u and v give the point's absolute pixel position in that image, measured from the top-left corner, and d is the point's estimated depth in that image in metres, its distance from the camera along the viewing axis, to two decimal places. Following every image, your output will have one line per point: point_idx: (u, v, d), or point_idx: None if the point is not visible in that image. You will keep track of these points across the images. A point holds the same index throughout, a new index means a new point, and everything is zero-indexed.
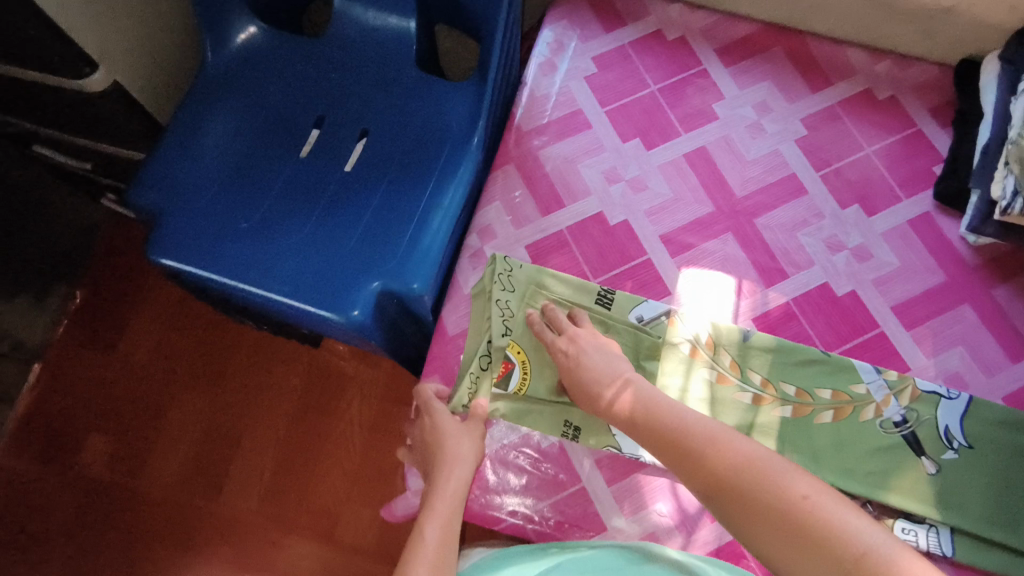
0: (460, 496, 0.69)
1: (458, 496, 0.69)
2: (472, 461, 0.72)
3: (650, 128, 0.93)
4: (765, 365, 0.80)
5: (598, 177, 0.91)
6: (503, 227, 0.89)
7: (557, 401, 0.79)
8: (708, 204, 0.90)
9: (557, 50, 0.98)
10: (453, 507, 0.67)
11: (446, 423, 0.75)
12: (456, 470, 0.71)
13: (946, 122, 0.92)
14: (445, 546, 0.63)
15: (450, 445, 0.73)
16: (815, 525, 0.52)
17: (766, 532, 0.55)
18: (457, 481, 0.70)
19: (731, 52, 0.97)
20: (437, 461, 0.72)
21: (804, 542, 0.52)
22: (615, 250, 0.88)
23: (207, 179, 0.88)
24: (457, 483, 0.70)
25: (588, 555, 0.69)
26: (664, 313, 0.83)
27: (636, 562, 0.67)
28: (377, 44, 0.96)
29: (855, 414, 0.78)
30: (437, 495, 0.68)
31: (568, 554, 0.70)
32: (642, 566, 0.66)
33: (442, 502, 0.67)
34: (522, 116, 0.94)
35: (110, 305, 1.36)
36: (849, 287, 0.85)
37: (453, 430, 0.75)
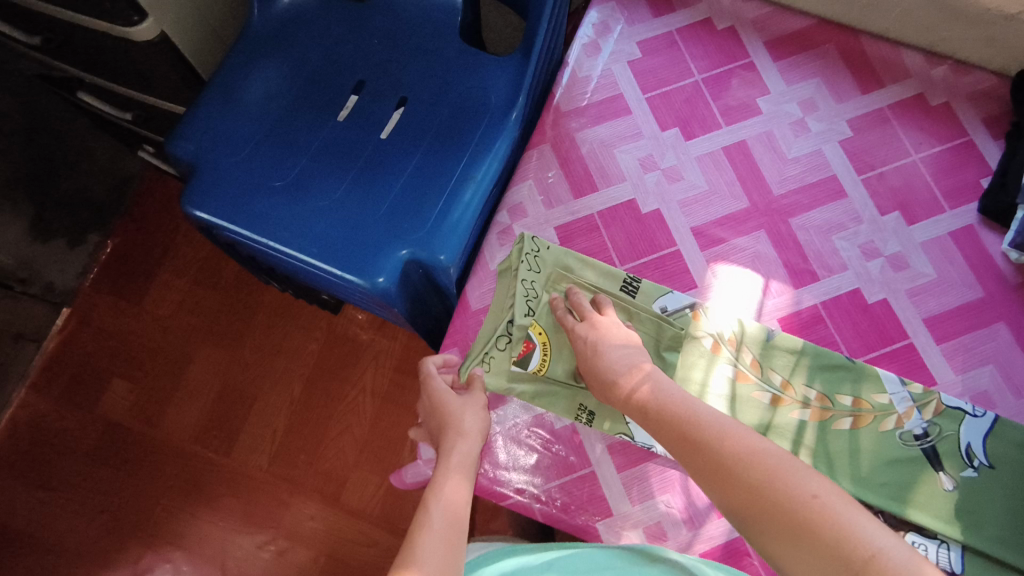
0: (467, 469, 0.69)
1: (467, 468, 0.69)
2: (477, 437, 0.72)
3: (691, 118, 0.92)
4: (787, 366, 0.79)
5: (633, 164, 0.90)
6: (534, 206, 0.89)
7: (574, 384, 0.79)
8: (743, 200, 0.88)
9: (602, 32, 0.97)
10: (461, 483, 0.67)
11: (448, 396, 0.75)
12: (463, 446, 0.71)
13: (999, 133, 0.89)
14: (455, 523, 0.63)
15: (458, 417, 0.73)
16: (818, 517, 0.53)
17: (766, 521, 0.55)
18: (465, 453, 0.70)
19: (781, 46, 0.95)
20: (443, 436, 0.72)
21: (807, 533, 0.53)
22: (644, 238, 0.87)
23: (244, 135, 0.88)
24: (464, 456, 0.70)
25: (587, 551, 0.70)
26: (688, 306, 0.82)
27: (631, 566, 0.68)
28: (422, 14, 0.95)
29: (876, 424, 0.77)
30: (443, 467, 0.68)
31: (565, 549, 0.71)
32: (642, 568, 0.68)
33: (450, 476, 0.67)
34: (562, 96, 0.93)
35: (140, 257, 1.39)
36: (881, 295, 0.84)
37: (457, 404, 0.74)
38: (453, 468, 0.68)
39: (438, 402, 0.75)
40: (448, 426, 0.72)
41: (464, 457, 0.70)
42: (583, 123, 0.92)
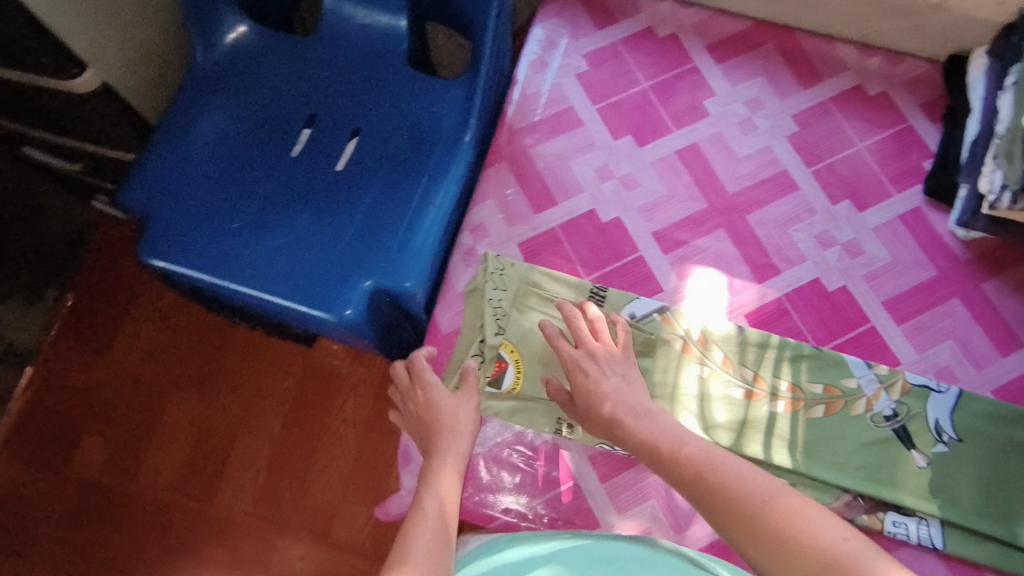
0: (459, 471, 0.69)
1: (459, 468, 0.69)
2: (469, 435, 0.73)
3: (642, 124, 0.93)
4: (757, 361, 0.81)
5: (590, 174, 0.91)
6: (496, 225, 0.88)
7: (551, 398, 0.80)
8: (700, 201, 0.90)
9: (548, 47, 0.97)
10: (451, 486, 0.67)
11: (439, 395, 0.75)
12: (456, 447, 0.71)
13: (936, 117, 0.92)
14: (446, 521, 0.63)
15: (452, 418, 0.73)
16: (820, 552, 0.51)
17: (754, 547, 0.55)
18: (458, 456, 0.70)
19: (723, 48, 0.97)
20: (435, 434, 0.72)
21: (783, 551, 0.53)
22: (607, 247, 0.88)
23: (198, 180, 0.87)
24: (455, 458, 0.70)
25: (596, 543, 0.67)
26: (656, 311, 0.83)
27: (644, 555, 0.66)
28: (367, 45, 0.96)
29: (846, 409, 0.79)
30: (438, 466, 0.69)
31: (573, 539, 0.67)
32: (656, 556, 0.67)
33: (440, 478, 0.67)
34: (514, 113, 0.93)
35: (100, 309, 1.35)
36: (841, 282, 0.86)
37: (450, 403, 0.75)
38: (448, 468, 0.69)
39: (429, 401, 0.75)
40: (441, 424, 0.73)
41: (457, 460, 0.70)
42: (537, 137, 0.92)
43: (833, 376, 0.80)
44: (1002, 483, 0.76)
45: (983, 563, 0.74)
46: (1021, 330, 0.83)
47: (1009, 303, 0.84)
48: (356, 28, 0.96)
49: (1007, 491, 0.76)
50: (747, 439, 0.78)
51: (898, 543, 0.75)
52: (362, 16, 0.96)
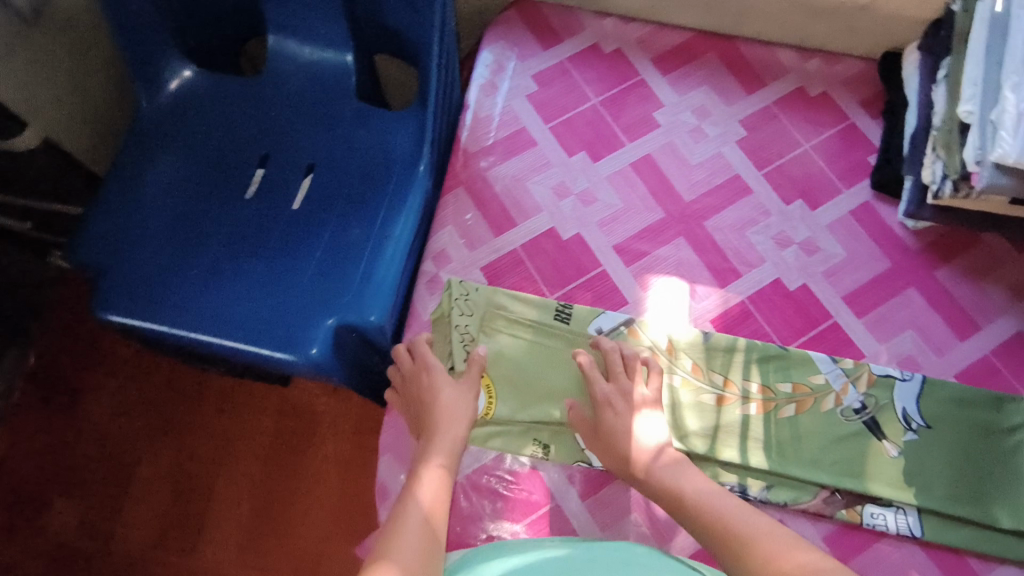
0: (451, 460, 0.70)
1: (453, 458, 0.70)
2: (465, 425, 0.74)
3: (595, 140, 0.94)
4: (725, 365, 0.82)
5: (547, 193, 0.91)
6: (457, 250, 0.88)
7: (526, 421, 0.80)
8: (658, 211, 0.91)
9: (497, 71, 0.98)
10: (441, 476, 0.67)
11: (440, 382, 0.76)
12: (451, 436, 0.72)
13: (876, 113, 0.95)
14: (438, 511, 0.63)
15: (444, 409, 0.74)
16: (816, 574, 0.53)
17: None
18: (450, 449, 0.71)
19: (667, 60, 0.99)
20: (432, 421, 0.73)
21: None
22: (570, 264, 0.88)
23: (153, 227, 0.86)
24: (447, 449, 0.70)
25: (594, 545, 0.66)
26: (623, 323, 0.83)
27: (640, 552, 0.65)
28: (314, 82, 0.96)
29: (816, 405, 0.80)
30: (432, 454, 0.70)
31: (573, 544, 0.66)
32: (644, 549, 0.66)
33: (432, 467, 0.68)
34: (467, 138, 0.94)
35: (62, 365, 1.32)
36: (801, 280, 0.87)
37: (449, 393, 0.75)
38: (441, 457, 0.70)
39: (428, 387, 0.76)
40: (439, 412, 0.74)
41: (450, 453, 0.70)
42: (492, 161, 0.93)
43: (803, 373, 0.81)
44: (972, 466, 0.77)
45: (963, 548, 0.75)
46: (977, 313, 0.85)
47: (962, 288, 0.86)
48: (303, 67, 0.96)
49: (978, 474, 0.77)
50: (722, 444, 0.78)
51: (878, 535, 0.76)
52: (307, 55, 0.96)
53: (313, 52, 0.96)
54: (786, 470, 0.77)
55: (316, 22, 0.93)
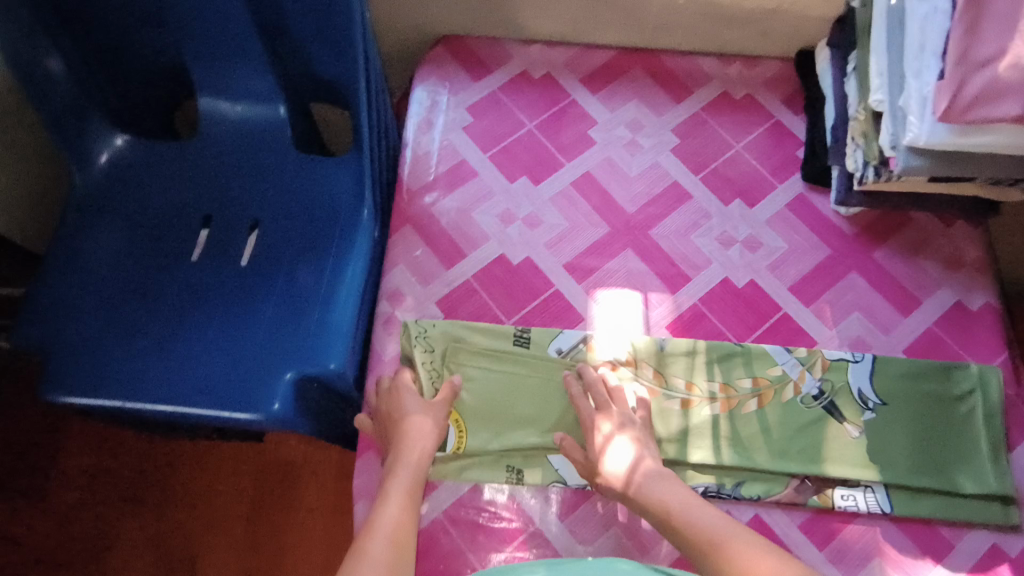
0: (417, 479, 0.71)
1: (418, 475, 0.72)
2: (432, 441, 0.75)
3: (535, 163, 0.96)
4: (685, 368, 0.83)
5: (493, 221, 0.93)
6: (411, 288, 0.88)
7: (498, 449, 0.79)
8: (603, 225, 0.93)
9: (431, 107, 0.99)
10: (406, 495, 0.69)
11: (407, 404, 0.77)
12: (417, 453, 0.73)
13: (798, 109, 1.00)
14: (403, 533, 0.64)
15: (410, 430, 0.74)
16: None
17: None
18: (415, 466, 0.72)
19: (596, 79, 1.02)
20: (398, 439, 0.74)
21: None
22: (523, 287, 0.89)
23: (99, 303, 0.84)
24: (413, 470, 0.72)
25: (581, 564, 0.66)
26: (581, 341, 0.84)
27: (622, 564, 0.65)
28: (248, 139, 0.96)
29: (777, 397, 0.82)
30: (397, 472, 0.71)
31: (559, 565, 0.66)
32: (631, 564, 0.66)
33: (396, 486, 0.69)
34: (409, 175, 0.95)
35: (4, 459, 1.23)
36: (748, 277, 0.90)
37: (414, 411, 0.76)
38: (406, 475, 0.71)
39: (396, 407, 0.77)
40: (402, 430, 0.75)
41: (415, 471, 0.72)
42: (436, 195, 0.94)
43: (761, 367, 0.83)
44: (930, 437, 0.80)
45: (933, 518, 0.78)
46: (916, 288, 0.89)
47: (898, 266, 0.90)
48: (234, 123, 0.96)
49: (936, 444, 0.80)
50: (692, 447, 0.79)
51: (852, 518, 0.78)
52: (237, 111, 0.97)
53: (243, 108, 0.97)
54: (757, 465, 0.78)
55: (244, 79, 0.94)
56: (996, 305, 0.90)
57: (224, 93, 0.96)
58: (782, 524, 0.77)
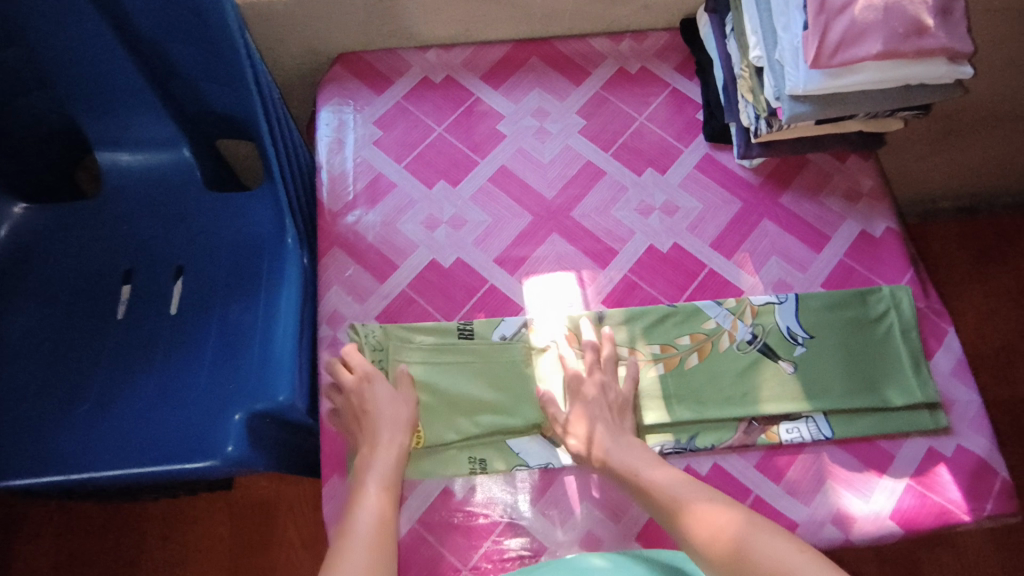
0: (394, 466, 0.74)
1: (396, 461, 0.74)
2: (406, 426, 0.77)
3: (451, 166, 0.97)
4: (627, 336, 0.86)
5: (418, 229, 0.93)
6: (349, 307, 0.87)
7: (457, 442, 0.80)
8: (526, 214, 0.94)
9: (340, 127, 0.99)
10: (386, 482, 0.72)
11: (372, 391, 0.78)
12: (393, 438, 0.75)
13: (692, 74, 1.04)
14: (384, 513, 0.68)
15: (380, 418, 0.76)
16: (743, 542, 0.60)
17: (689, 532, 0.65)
18: (391, 455, 0.75)
19: (496, 73, 1.04)
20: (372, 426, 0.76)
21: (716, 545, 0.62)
22: (459, 288, 0.89)
23: (26, 379, 0.81)
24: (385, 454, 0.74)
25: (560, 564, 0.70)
26: (523, 325, 0.86)
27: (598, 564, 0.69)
28: (155, 190, 0.94)
29: (715, 348, 0.86)
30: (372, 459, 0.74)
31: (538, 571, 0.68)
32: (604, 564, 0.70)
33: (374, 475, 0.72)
34: (327, 197, 0.94)
35: None
36: (671, 241, 0.93)
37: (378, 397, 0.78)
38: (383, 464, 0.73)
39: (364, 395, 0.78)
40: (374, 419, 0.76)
41: (393, 459, 0.74)
42: (352, 209, 0.94)
43: (695, 321, 0.87)
44: (858, 360, 0.86)
45: (870, 436, 0.83)
46: (824, 226, 0.95)
47: (806, 207, 0.96)
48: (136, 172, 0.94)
49: (865, 365, 0.85)
50: (646, 411, 0.83)
51: (799, 451, 0.83)
52: (139, 161, 0.94)
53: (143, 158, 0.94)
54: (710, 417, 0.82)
55: (141, 126, 0.92)
56: (897, 229, 0.96)
57: (123, 147, 0.94)
58: (739, 463, 0.82)
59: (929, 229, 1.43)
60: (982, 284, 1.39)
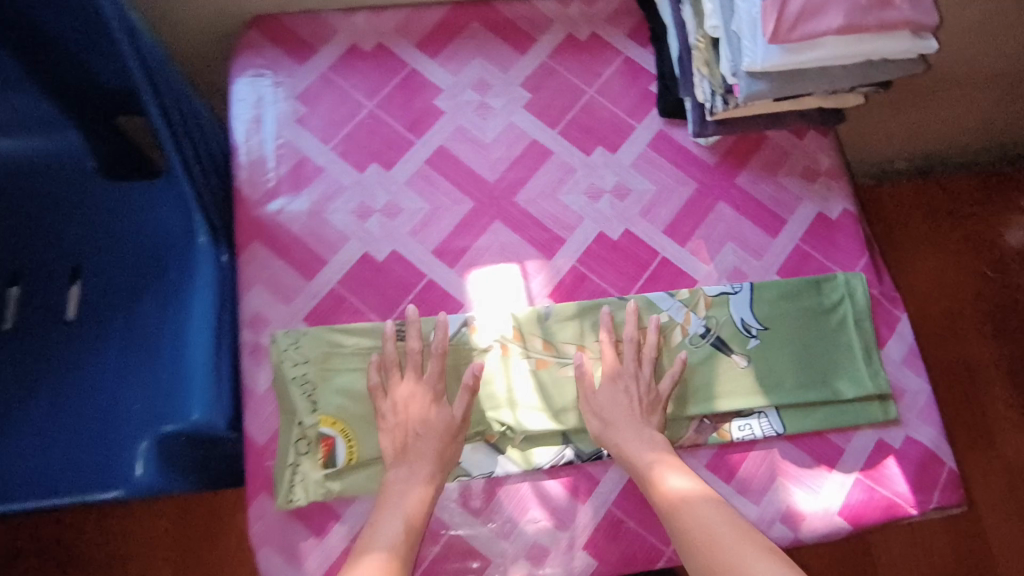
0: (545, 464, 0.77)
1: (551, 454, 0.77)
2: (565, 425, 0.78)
3: (606, 132, 0.92)
4: (780, 316, 0.85)
5: (582, 200, 0.88)
6: (513, 284, 0.83)
7: (680, 412, 0.81)
8: (690, 182, 0.91)
9: (483, 89, 0.91)
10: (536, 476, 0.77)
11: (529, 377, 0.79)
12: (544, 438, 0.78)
13: None
14: (528, 503, 0.76)
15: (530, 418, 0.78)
16: None
17: None
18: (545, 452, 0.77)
19: (643, 31, 0.97)
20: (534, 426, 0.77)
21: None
22: (630, 262, 0.86)
23: (95, 417, 0.73)
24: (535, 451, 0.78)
25: None
26: (676, 305, 0.84)
27: None
28: (250, 171, 0.82)
29: (868, 326, 0.87)
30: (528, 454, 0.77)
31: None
32: None
33: (530, 468, 0.77)
34: (480, 166, 0.87)
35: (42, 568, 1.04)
36: (836, 209, 0.92)
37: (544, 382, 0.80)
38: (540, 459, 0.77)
39: (523, 384, 0.79)
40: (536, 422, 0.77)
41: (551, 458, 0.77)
42: (514, 186, 0.87)
43: (834, 286, 0.87)
44: None
45: None
46: None
47: None
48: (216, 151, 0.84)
49: None
50: (810, 394, 0.83)
51: (920, 444, 0.83)
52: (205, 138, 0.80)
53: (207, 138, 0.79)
54: (870, 393, 0.83)
55: None
56: (855, 210, 0.93)
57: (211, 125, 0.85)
58: (857, 447, 0.83)
59: (884, 191, 1.36)
60: (932, 249, 1.32)
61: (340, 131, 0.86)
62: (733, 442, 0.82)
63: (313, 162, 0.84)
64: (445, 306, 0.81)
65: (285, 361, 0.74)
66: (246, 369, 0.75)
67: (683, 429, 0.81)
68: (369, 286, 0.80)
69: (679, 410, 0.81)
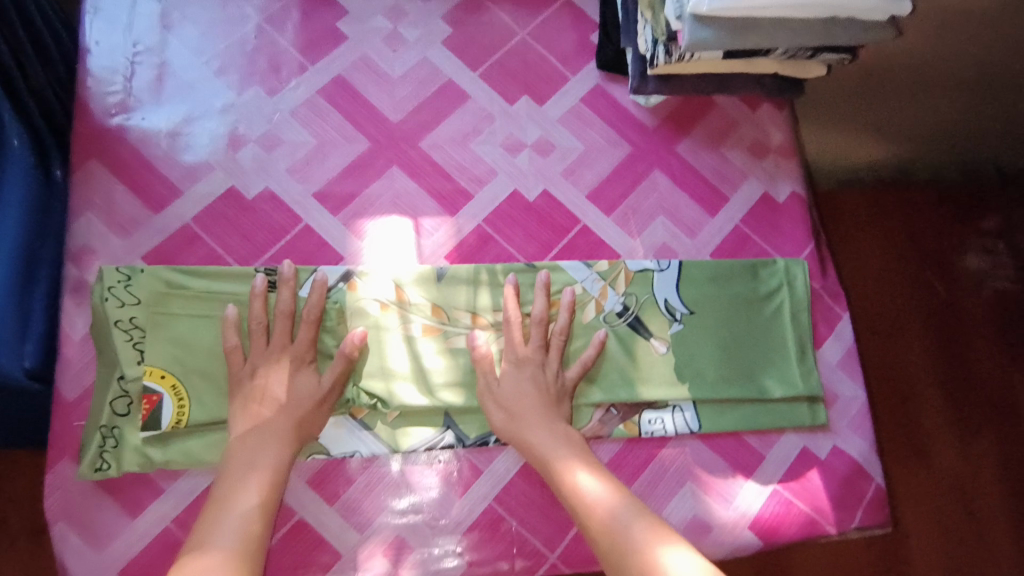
0: (419, 446, 0.66)
1: (428, 436, 0.67)
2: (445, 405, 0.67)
3: (534, 80, 0.80)
4: (708, 300, 0.75)
5: (497, 152, 0.77)
6: (405, 238, 0.72)
7: (594, 398, 0.71)
8: (624, 144, 0.80)
9: (398, 17, 0.79)
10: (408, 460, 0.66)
11: (410, 347, 0.68)
12: (421, 417, 0.67)
13: None
14: (395, 489, 0.65)
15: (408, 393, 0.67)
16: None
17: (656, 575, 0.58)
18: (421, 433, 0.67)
19: None
20: (410, 402, 0.66)
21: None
22: (545, 227, 0.75)
23: None
24: (408, 431, 0.67)
25: None
26: (592, 278, 0.73)
27: None
28: (94, 78, 0.70)
29: (803, 322, 0.77)
30: (401, 433, 0.66)
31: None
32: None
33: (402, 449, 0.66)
34: (382, 102, 0.75)
35: None
36: (783, 189, 0.82)
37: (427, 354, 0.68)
38: (415, 440, 0.66)
39: (402, 355, 0.67)
40: (412, 398, 0.66)
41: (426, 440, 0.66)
42: (419, 130, 0.75)
43: (772, 273, 0.78)
44: None
45: None
46: None
47: None
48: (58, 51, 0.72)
49: None
50: (731, 389, 0.73)
51: (847, 455, 0.74)
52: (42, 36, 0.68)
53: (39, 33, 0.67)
54: (799, 393, 0.74)
55: None
56: (804, 194, 0.83)
57: (53, 15, 0.72)
58: (778, 454, 0.73)
59: None
60: None
61: (217, 49, 0.74)
62: (640, 438, 0.72)
63: (177, 79, 0.72)
64: (321, 257, 0.69)
65: (107, 302, 0.63)
66: (65, 311, 0.64)
67: (586, 419, 0.71)
68: (231, 226, 0.69)
69: (583, 397, 0.71)
